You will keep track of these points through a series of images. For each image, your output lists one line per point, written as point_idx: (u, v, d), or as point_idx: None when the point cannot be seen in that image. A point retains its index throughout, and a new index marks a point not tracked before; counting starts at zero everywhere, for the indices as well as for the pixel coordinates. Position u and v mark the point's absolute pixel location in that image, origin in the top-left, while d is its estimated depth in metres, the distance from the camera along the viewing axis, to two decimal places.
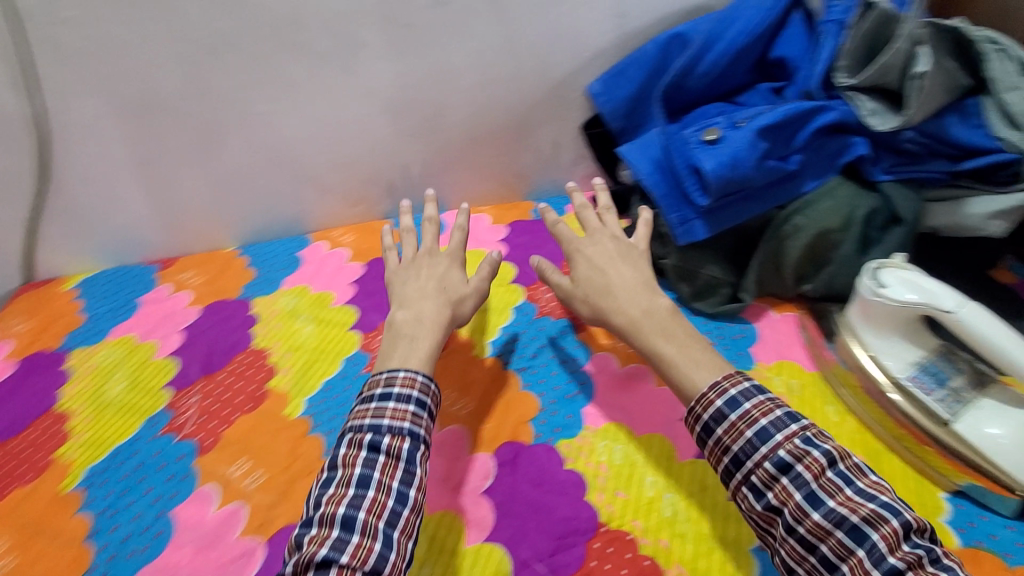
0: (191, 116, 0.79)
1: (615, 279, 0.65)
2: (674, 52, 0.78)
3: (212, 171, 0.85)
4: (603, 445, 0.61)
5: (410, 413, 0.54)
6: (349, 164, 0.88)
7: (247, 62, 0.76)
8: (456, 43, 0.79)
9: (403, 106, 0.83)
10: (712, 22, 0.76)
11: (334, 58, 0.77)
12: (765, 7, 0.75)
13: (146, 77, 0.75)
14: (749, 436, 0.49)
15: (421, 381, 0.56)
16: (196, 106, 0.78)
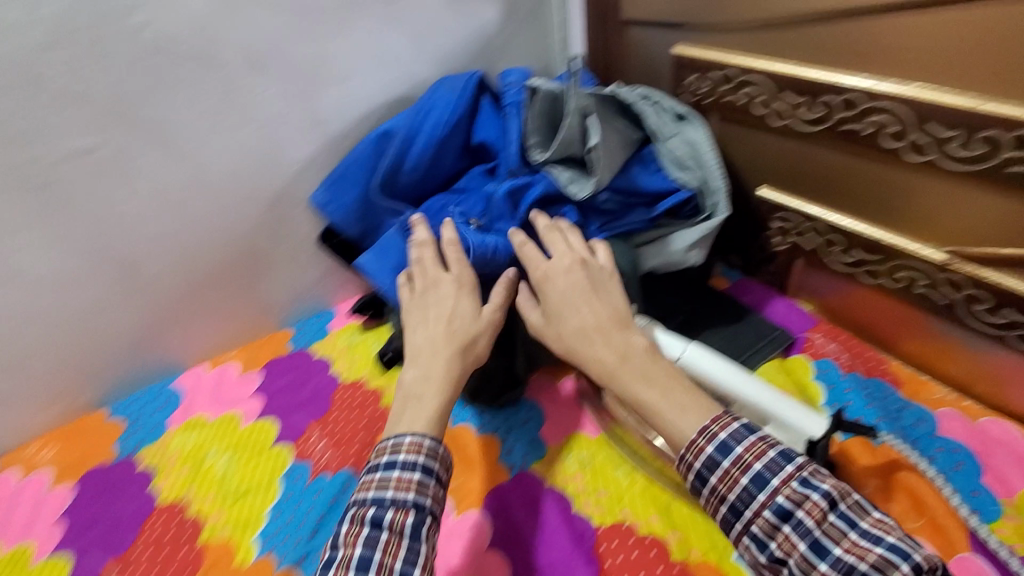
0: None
1: (580, 307, 0.59)
2: (416, 128, 0.76)
3: (16, 334, 0.69)
4: (572, 459, 0.65)
5: (415, 482, 0.49)
6: (199, 278, 0.78)
7: (45, 194, 0.64)
8: (296, 128, 0.76)
9: (252, 202, 0.77)
10: (427, 101, 0.77)
11: (166, 159, 0.69)
12: (456, 91, 0.77)
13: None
14: (747, 478, 0.45)
15: (429, 446, 0.52)
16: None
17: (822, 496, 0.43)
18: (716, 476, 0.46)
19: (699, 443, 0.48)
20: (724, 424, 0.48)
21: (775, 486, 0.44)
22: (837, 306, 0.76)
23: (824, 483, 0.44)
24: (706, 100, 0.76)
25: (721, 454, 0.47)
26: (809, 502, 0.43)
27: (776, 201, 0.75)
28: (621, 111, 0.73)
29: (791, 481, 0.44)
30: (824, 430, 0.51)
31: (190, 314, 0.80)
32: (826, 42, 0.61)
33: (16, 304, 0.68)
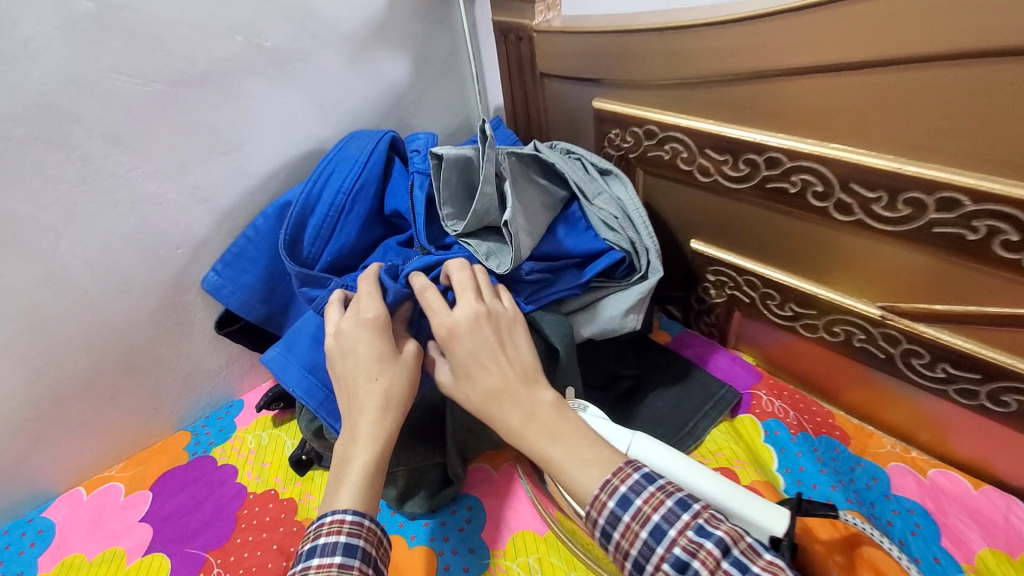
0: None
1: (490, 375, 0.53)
2: (314, 196, 0.68)
3: None
4: (519, 563, 0.59)
5: (336, 565, 0.44)
6: (68, 386, 0.67)
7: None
8: (178, 208, 0.67)
9: (130, 295, 0.67)
10: (327, 166, 0.70)
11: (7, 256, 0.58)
12: (362, 154, 0.70)
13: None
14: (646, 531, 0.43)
15: (351, 522, 0.47)
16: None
17: (717, 543, 0.41)
18: (618, 531, 0.44)
19: (601, 499, 0.45)
20: (625, 476, 0.46)
21: (673, 537, 0.42)
22: (776, 354, 0.74)
23: (718, 529, 0.41)
24: (631, 155, 0.74)
25: (622, 508, 0.44)
26: (704, 551, 0.40)
27: (710, 255, 0.72)
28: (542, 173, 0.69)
29: (687, 530, 0.42)
30: (787, 525, 0.46)
31: (58, 427, 0.68)
32: (744, 101, 0.60)
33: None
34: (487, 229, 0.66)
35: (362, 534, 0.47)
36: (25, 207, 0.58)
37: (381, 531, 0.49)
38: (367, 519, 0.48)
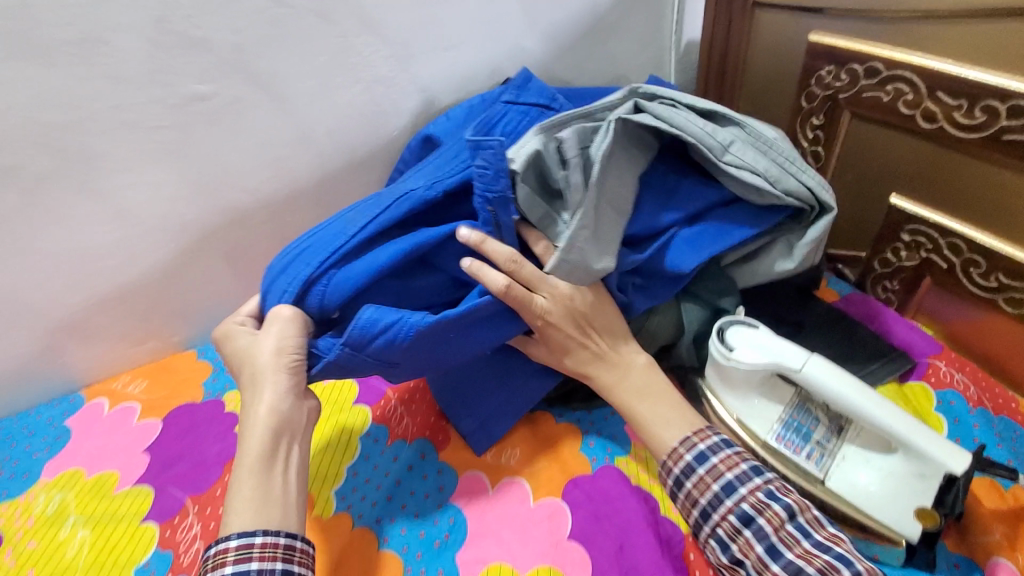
0: (80, 211, 0.64)
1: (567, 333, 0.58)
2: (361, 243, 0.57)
3: (115, 274, 0.70)
4: None
5: None
6: (289, 234, 0.78)
7: (158, 137, 0.64)
8: (398, 93, 0.75)
9: (346, 164, 0.76)
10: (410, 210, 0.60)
11: (270, 111, 0.68)
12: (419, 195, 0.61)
13: (20, 170, 0.60)
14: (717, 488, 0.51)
15: (237, 544, 0.47)
16: (90, 198, 0.64)
17: (782, 507, 0.49)
18: (691, 481, 0.53)
19: (679, 452, 0.54)
20: (705, 437, 0.54)
21: (741, 495, 0.50)
22: (962, 332, 0.70)
23: (786, 497, 0.50)
24: (841, 95, 0.70)
25: (698, 462, 0.53)
26: (770, 511, 0.49)
27: (908, 211, 0.68)
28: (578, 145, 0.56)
29: (757, 491, 0.50)
30: (968, 467, 0.47)
31: None
32: (1000, 41, 0.55)
33: (119, 244, 0.68)
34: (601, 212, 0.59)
35: (254, 548, 0.47)
36: (289, 70, 0.67)
37: (281, 544, 0.48)
38: (255, 540, 0.47)
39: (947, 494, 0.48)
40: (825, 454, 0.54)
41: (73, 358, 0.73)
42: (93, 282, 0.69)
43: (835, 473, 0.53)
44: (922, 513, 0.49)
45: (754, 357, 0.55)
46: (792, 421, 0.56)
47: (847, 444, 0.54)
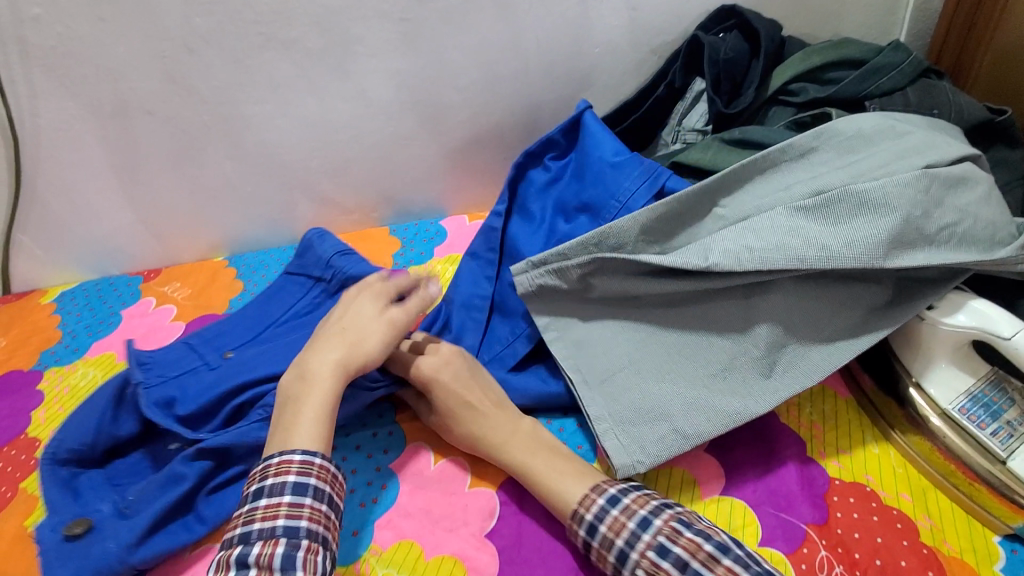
0: (331, 85, 0.76)
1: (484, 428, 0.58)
2: (219, 376, 0.63)
3: (344, 146, 0.82)
4: (814, 407, 0.59)
5: (285, 506, 0.47)
6: (484, 136, 0.85)
7: (401, 28, 0.73)
8: (613, 10, 0.77)
9: (546, 76, 0.81)
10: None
11: (496, 15, 0.74)
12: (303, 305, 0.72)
13: (298, 43, 0.72)
14: (616, 555, 0.47)
15: (300, 461, 0.50)
16: (340, 77, 0.76)
17: (673, 560, 0.45)
18: (594, 552, 0.49)
19: (573, 527, 0.51)
20: (589, 504, 0.50)
21: (635, 559, 0.46)
22: None
23: (676, 545, 0.45)
24: None
25: (591, 533, 0.49)
26: (661, 570, 0.45)
27: None
28: (631, 268, 0.59)
29: (648, 550, 0.46)
30: None
31: (465, 166, 0.87)
32: None
33: (351, 121, 0.80)
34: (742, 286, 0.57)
35: (313, 467, 0.50)
36: None
37: (332, 471, 0.51)
38: (315, 459, 0.50)
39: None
40: (1013, 435, 0.50)
41: (300, 213, 0.88)
42: (327, 151, 0.82)
43: (1020, 453, 0.49)
44: None
45: (962, 319, 0.52)
46: (982, 396, 0.52)
47: None
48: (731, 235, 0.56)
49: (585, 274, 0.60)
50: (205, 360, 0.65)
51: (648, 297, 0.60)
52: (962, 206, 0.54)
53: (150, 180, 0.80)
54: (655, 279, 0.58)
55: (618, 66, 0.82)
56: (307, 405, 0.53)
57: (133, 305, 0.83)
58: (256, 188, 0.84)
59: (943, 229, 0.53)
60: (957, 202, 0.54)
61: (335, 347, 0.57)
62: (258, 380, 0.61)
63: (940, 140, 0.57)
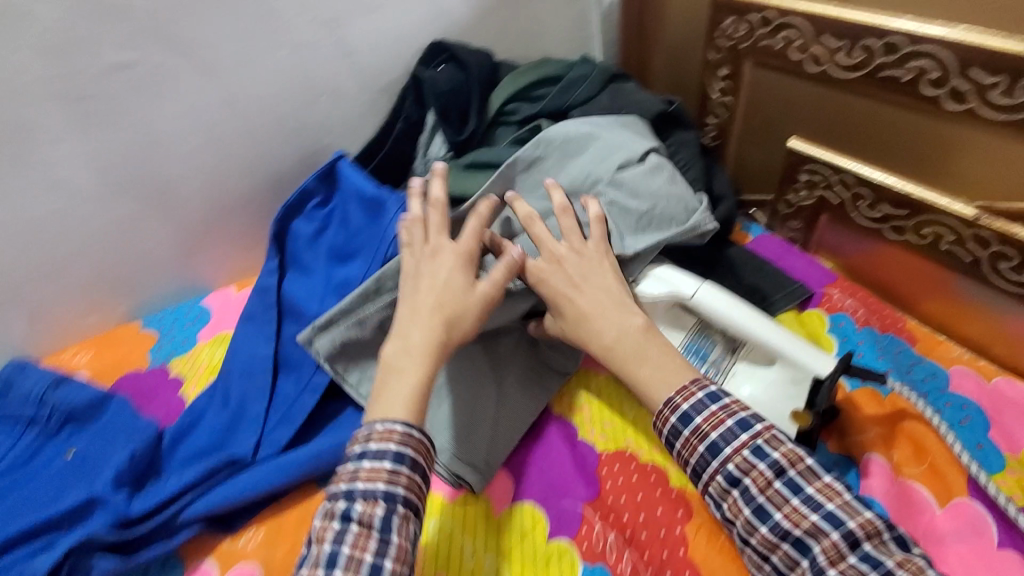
0: (11, 182, 0.66)
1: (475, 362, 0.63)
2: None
3: (54, 245, 0.71)
4: (580, 392, 0.66)
5: (385, 472, 0.48)
6: (228, 202, 0.80)
7: (85, 107, 0.66)
8: (326, 57, 0.77)
9: (278, 129, 0.79)
10: (77, 463, 0.64)
11: (198, 79, 0.70)
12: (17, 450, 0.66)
13: None
14: (705, 447, 0.51)
15: (399, 434, 0.49)
16: (21, 169, 0.65)
17: (768, 466, 0.49)
18: (679, 441, 0.52)
19: (664, 414, 0.53)
20: (688, 395, 0.52)
21: (727, 454, 0.50)
22: (860, 263, 0.76)
23: (773, 452, 0.49)
24: (742, 46, 0.75)
25: (683, 424, 0.52)
26: (757, 471, 0.49)
27: (804, 153, 0.73)
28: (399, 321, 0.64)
29: (743, 449, 0.50)
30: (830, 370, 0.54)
31: (218, 235, 0.82)
32: None
33: (57, 214, 0.70)
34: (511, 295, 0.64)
35: (411, 437, 0.50)
36: (212, 35, 0.69)
37: (428, 442, 0.51)
38: (401, 467, 0.48)
39: (815, 394, 0.54)
40: (718, 371, 0.60)
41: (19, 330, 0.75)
42: (34, 252, 0.71)
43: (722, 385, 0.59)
44: (794, 413, 0.54)
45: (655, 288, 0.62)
46: (691, 345, 0.62)
47: (739, 361, 0.60)
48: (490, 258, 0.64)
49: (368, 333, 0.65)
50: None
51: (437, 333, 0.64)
52: (655, 191, 0.67)
53: None
54: None
55: (351, 108, 0.83)
56: (409, 376, 0.53)
57: None
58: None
59: (645, 214, 0.66)
60: (649, 189, 0.67)
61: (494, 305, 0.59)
62: None
63: (624, 137, 0.70)
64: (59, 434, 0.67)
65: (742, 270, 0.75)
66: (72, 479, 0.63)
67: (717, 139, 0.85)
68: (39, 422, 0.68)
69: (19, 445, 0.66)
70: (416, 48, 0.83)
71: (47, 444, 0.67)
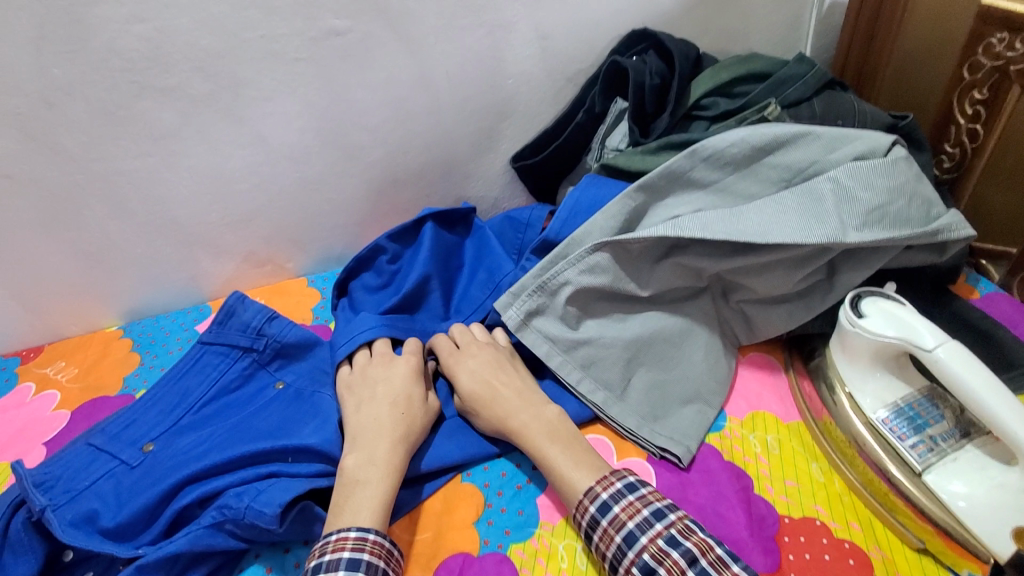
0: (226, 133, 0.69)
1: (668, 351, 0.63)
2: (144, 478, 0.56)
3: (247, 197, 0.75)
4: (756, 438, 0.59)
5: (353, 541, 0.47)
6: (403, 175, 0.80)
7: (296, 68, 0.68)
8: (521, 40, 0.74)
9: (462, 108, 0.77)
10: (293, 396, 0.64)
11: (397, 50, 0.70)
12: (223, 370, 0.65)
13: (178, 90, 0.65)
14: (623, 535, 0.47)
15: (354, 537, 0.48)
16: (233, 122, 0.69)
17: (682, 555, 0.45)
18: (597, 533, 0.49)
19: (584, 504, 0.50)
20: (607, 485, 0.50)
21: (642, 544, 0.46)
22: None
23: (688, 541, 0.46)
24: (1014, 67, 0.64)
25: (602, 513, 0.49)
26: (670, 560, 0.45)
27: None
28: (587, 294, 0.63)
29: (658, 539, 0.46)
30: None
31: (388, 207, 0.83)
32: None
33: (255, 169, 0.73)
34: (688, 274, 0.64)
35: (366, 540, 0.48)
36: (419, 7, 0.68)
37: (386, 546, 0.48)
38: (370, 535, 0.48)
39: None
40: (933, 450, 0.51)
41: (203, 271, 0.79)
42: (232, 201, 0.74)
43: (936, 468, 0.50)
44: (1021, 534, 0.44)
45: (882, 328, 0.53)
46: (907, 410, 0.54)
47: (970, 448, 0.51)
48: (692, 205, 0.64)
49: (533, 308, 0.63)
50: (124, 461, 0.57)
51: (610, 295, 0.64)
52: (893, 187, 0.59)
53: (17, 249, 0.69)
54: (615, 285, 0.62)
55: (535, 94, 0.79)
56: (373, 488, 0.52)
57: (8, 394, 0.71)
58: (147, 247, 0.74)
59: (873, 210, 0.58)
60: (886, 184, 0.59)
61: (645, 262, 0.63)
62: (207, 471, 0.55)
63: (858, 129, 0.63)
64: (270, 365, 0.66)
65: (975, 335, 0.63)
66: (291, 411, 0.62)
67: (954, 171, 0.72)
68: (253, 351, 0.66)
69: (233, 368, 0.65)
70: (611, 38, 0.78)
71: (259, 373, 0.66)
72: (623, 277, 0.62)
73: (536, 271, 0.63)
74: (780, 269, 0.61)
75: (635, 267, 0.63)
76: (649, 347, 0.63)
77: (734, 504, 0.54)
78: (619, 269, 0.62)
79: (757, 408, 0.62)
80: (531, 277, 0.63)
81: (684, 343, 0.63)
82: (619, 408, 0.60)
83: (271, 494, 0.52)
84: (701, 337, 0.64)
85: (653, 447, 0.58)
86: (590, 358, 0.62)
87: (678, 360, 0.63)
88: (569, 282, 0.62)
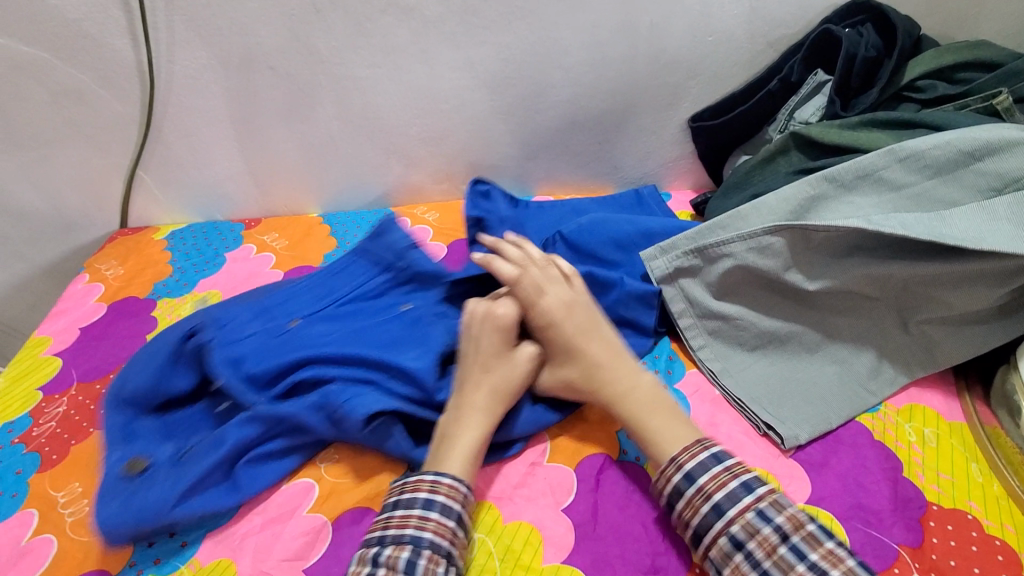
0: (443, 55, 0.77)
1: (824, 343, 0.63)
2: (279, 347, 0.61)
3: (444, 117, 0.83)
4: (912, 427, 0.58)
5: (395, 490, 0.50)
6: (582, 119, 0.84)
7: (516, 3, 0.74)
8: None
9: (655, 60, 0.79)
10: (414, 320, 0.64)
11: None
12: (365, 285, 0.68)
13: (415, 11, 0.73)
14: (708, 506, 0.47)
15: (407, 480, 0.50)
16: (451, 45, 0.76)
17: (774, 530, 0.45)
18: (681, 502, 0.49)
19: (668, 472, 0.50)
20: (693, 454, 0.50)
21: (729, 517, 0.46)
22: None
23: (780, 516, 0.45)
24: None
25: (686, 484, 0.49)
26: (762, 535, 0.45)
27: None
28: (746, 272, 0.63)
29: (747, 513, 0.46)
30: None
31: (560, 148, 0.88)
32: None
33: (459, 92, 0.80)
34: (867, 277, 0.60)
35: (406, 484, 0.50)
36: None
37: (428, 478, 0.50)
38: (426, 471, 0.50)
39: None
40: None
41: (391, 178, 0.89)
42: (431, 118, 0.83)
43: None
44: None
45: None
46: None
47: None
48: (875, 203, 0.61)
49: (682, 269, 0.65)
50: (273, 327, 0.63)
51: (768, 280, 0.63)
52: None
53: (260, 131, 0.82)
54: (781, 271, 0.61)
55: (731, 55, 0.79)
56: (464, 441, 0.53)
57: (236, 249, 0.84)
58: (355, 149, 0.85)
59: None
60: None
61: (818, 251, 0.61)
62: (322, 361, 0.58)
63: None
64: (404, 286, 0.68)
65: None
66: (407, 333, 0.62)
67: None
68: (396, 270, 0.68)
69: (375, 280, 0.69)
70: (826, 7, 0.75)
71: (392, 291, 0.68)
72: (790, 263, 0.61)
73: (693, 239, 0.64)
74: (967, 285, 0.58)
75: (808, 258, 0.61)
76: (800, 332, 0.63)
77: (879, 480, 0.54)
78: (790, 253, 0.61)
79: (919, 401, 0.61)
80: (687, 244, 0.64)
81: (818, 347, 0.63)
82: (752, 389, 0.61)
83: (357, 402, 0.54)
84: (868, 334, 0.62)
85: (757, 420, 0.59)
86: (734, 329, 0.64)
87: (836, 353, 0.62)
88: (732, 255, 0.62)
